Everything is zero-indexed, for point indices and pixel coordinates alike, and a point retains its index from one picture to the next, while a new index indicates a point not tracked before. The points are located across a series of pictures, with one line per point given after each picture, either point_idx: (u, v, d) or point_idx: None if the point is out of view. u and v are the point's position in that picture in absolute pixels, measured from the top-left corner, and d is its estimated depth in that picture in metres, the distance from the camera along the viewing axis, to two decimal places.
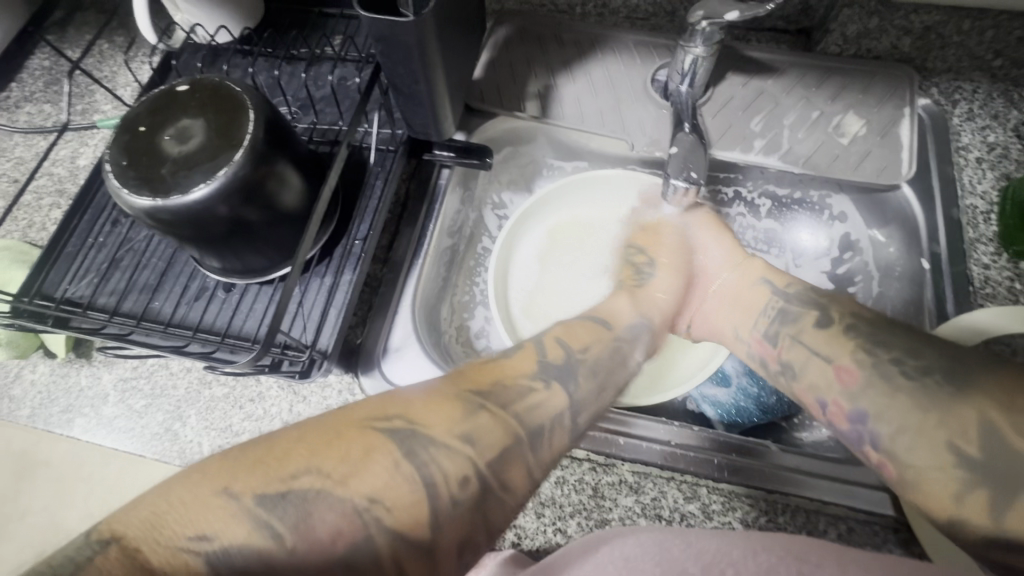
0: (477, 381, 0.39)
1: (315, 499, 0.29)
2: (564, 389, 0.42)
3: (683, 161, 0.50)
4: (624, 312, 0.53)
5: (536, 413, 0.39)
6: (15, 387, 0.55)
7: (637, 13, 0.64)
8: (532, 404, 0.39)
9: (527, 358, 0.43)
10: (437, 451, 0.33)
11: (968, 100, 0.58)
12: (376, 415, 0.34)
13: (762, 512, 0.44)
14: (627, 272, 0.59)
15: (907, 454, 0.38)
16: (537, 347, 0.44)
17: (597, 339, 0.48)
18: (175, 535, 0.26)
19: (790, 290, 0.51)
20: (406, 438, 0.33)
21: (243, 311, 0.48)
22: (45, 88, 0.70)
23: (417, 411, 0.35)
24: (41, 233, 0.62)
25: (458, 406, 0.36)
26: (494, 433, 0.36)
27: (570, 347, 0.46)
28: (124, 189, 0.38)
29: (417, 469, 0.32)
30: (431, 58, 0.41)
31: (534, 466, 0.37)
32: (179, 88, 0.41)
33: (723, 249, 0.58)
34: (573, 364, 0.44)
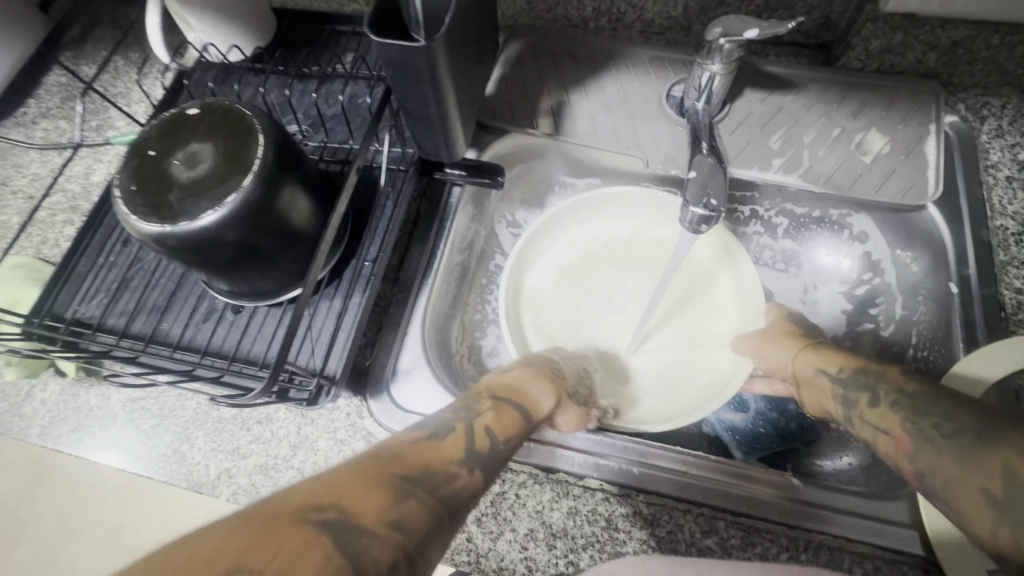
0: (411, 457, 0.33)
1: None
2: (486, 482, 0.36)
3: (702, 186, 0.45)
4: (545, 401, 0.44)
5: (457, 500, 0.33)
6: (26, 406, 0.54)
7: (651, 27, 0.63)
8: (452, 490, 0.33)
9: (455, 441, 0.37)
10: (369, 541, 0.27)
11: (997, 116, 0.56)
12: (305, 501, 0.28)
13: (784, 548, 0.42)
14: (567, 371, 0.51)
15: (960, 504, 0.34)
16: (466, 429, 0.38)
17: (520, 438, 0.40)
18: None
19: (842, 373, 0.45)
20: (341, 527, 0.27)
21: (251, 333, 0.47)
22: (61, 104, 0.71)
23: (348, 493, 0.29)
24: (54, 249, 0.63)
25: (390, 488, 0.30)
26: (426, 518, 0.30)
27: (501, 422, 0.40)
28: (132, 214, 0.37)
29: (351, 562, 0.26)
30: (442, 81, 0.40)
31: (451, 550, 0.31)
32: (189, 111, 0.40)
33: (779, 345, 0.51)
34: (496, 454, 0.38)
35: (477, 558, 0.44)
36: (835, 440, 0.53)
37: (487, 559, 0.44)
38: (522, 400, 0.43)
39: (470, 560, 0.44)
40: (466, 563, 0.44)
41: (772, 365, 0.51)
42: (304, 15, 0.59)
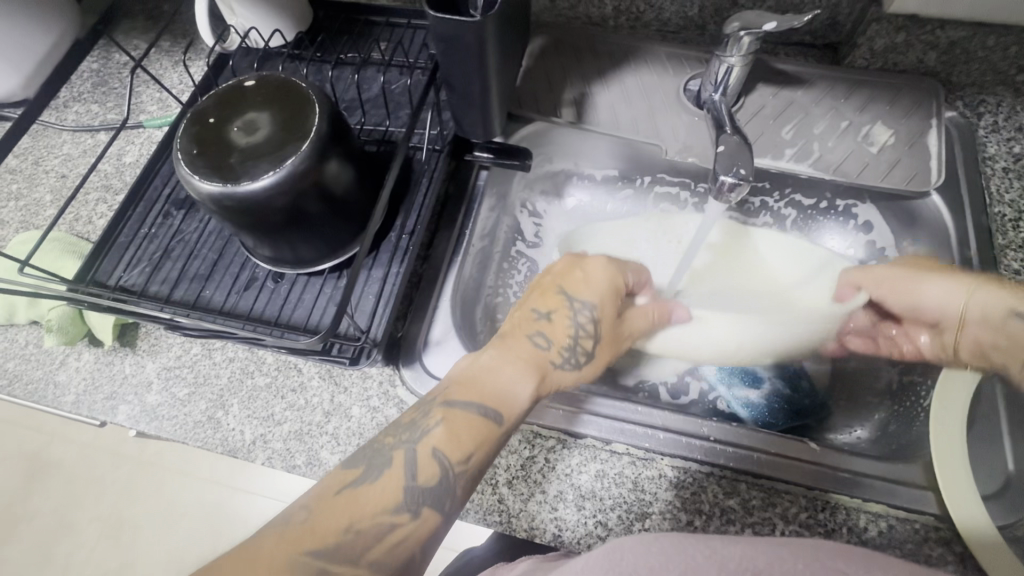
0: (349, 507, 0.36)
1: None
2: (438, 511, 0.37)
3: (730, 158, 0.48)
4: (519, 392, 0.42)
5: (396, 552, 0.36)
6: (61, 374, 0.56)
7: (668, 26, 0.67)
8: (391, 544, 0.36)
9: (393, 479, 0.38)
10: None
11: (993, 112, 0.60)
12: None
13: (802, 508, 0.45)
14: (557, 322, 0.47)
15: None
16: (407, 465, 0.38)
17: (483, 444, 0.39)
18: None
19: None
20: None
21: (292, 301, 0.49)
22: (94, 89, 0.73)
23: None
24: (87, 226, 0.64)
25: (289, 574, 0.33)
26: None
27: (454, 441, 0.39)
28: (195, 175, 0.40)
29: None
30: (487, 59, 0.42)
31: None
32: (246, 83, 0.43)
33: (937, 275, 0.51)
34: (451, 480, 0.38)
35: (509, 518, 0.46)
36: (843, 419, 0.55)
37: (519, 519, 0.46)
38: (488, 400, 0.41)
39: (502, 520, 0.46)
40: (498, 522, 0.46)
41: (931, 306, 0.51)
42: (340, 6, 0.62)
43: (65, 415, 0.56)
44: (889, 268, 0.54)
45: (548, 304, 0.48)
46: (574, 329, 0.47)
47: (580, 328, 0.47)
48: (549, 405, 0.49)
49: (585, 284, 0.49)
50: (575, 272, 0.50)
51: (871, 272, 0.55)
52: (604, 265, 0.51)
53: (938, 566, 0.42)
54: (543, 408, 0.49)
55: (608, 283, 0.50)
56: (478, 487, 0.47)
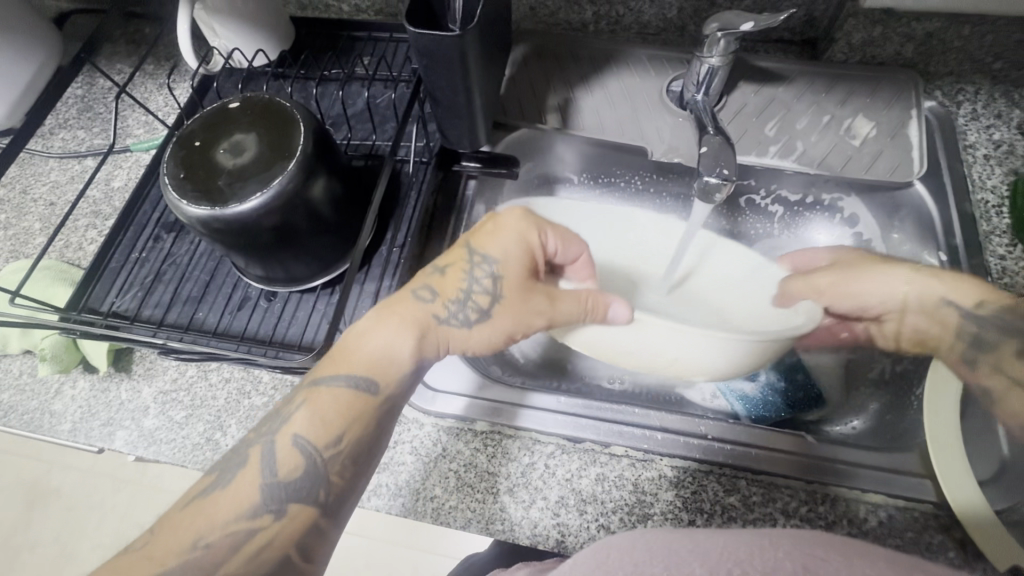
0: (196, 523, 0.37)
1: None
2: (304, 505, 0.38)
3: (714, 158, 0.47)
4: (399, 364, 0.42)
5: (266, 555, 0.37)
6: (56, 402, 0.55)
7: (648, 29, 0.67)
8: (251, 553, 0.37)
9: (247, 484, 0.38)
10: None
11: (971, 101, 0.61)
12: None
13: (803, 501, 0.45)
14: (454, 276, 0.44)
15: None
16: (265, 460, 0.39)
17: (353, 427, 0.40)
18: None
19: (985, 310, 0.45)
20: None
21: (286, 319, 0.49)
22: (79, 115, 0.73)
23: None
24: (77, 252, 0.63)
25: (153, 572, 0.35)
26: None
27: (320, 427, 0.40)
28: (183, 199, 0.40)
29: None
30: (472, 71, 0.43)
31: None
32: (230, 105, 0.43)
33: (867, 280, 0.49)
34: (320, 462, 0.39)
35: (511, 526, 0.46)
36: (843, 410, 0.55)
37: (521, 527, 0.46)
38: (357, 372, 0.41)
39: (504, 529, 0.46)
40: (501, 532, 0.46)
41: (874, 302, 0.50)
42: (322, 23, 0.62)
43: (63, 444, 0.56)
44: (824, 277, 0.50)
45: (447, 259, 0.45)
46: (469, 292, 0.43)
47: (475, 284, 0.43)
48: (548, 410, 0.49)
49: (495, 243, 0.44)
50: (486, 224, 0.45)
51: (816, 284, 0.51)
52: (524, 219, 0.45)
53: (939, 553, 0.42)
54: (539, 413, 0.50)
55: (520, 243, 0.44)
56: (479, 497, 0.47)
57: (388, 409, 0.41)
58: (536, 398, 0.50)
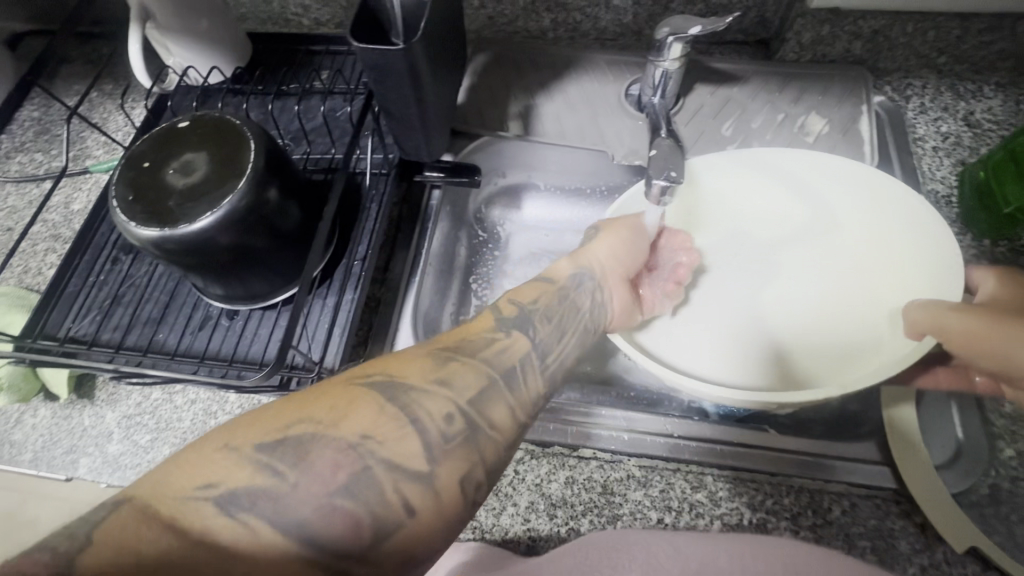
0: (395, 364, 0.34)
1: (311, 442, 0.29)
2: (527, 341, 0.39)
3: (664, 160, 0.48)
4: (564, 270, 0.47)
5: (488, 370, 0.36)
6: (18, 432, 0.54)
7: (606, 34, 0.68)
8: (486, 363, 0.36)
9: (469, 329, 0.39)
10: (393, 408, 0.32)
11: (919, 95, 0.63)
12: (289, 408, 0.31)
13: (768, 495, 0.46)
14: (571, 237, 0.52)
15: None
16: (490, 309, 0.42)
17: (546, 292, 0.44)
18: (183, 488, 0.27)
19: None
20: (311, 438, 0.29)
21: (248, 337, 0.49)
22: (36, 138, 0.72)
23: (310, 404, 0.31)
24: (37, 278, 0.62)
25: (360, 395, 0.32)
26: (452, 387, 0.34)
27: (536, 324, 0.41)
28: (131, 222, 0.39)
29: (396, 415, 0.31)
30: (421, 82, 0.43)
31: (505, 427, 0.34)
32: (180, 124, 0.43)
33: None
34: (535, 322, 0.41)
35: (483, 534, 0.46)
36: None
37: (492, 534, 0.46)
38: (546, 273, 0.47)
39: (476, 537, 0.46)
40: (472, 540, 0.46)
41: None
42: (279, 38, 0.62)
43: (25, 474, 0.54)
44: (968, 320, 0.40)
45: None
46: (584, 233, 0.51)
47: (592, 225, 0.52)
48: None
49: None
50: None
51: (943, 322, 0.41)
52: None
53: (902, 538, 0.43)
54: None
55: None
56: None
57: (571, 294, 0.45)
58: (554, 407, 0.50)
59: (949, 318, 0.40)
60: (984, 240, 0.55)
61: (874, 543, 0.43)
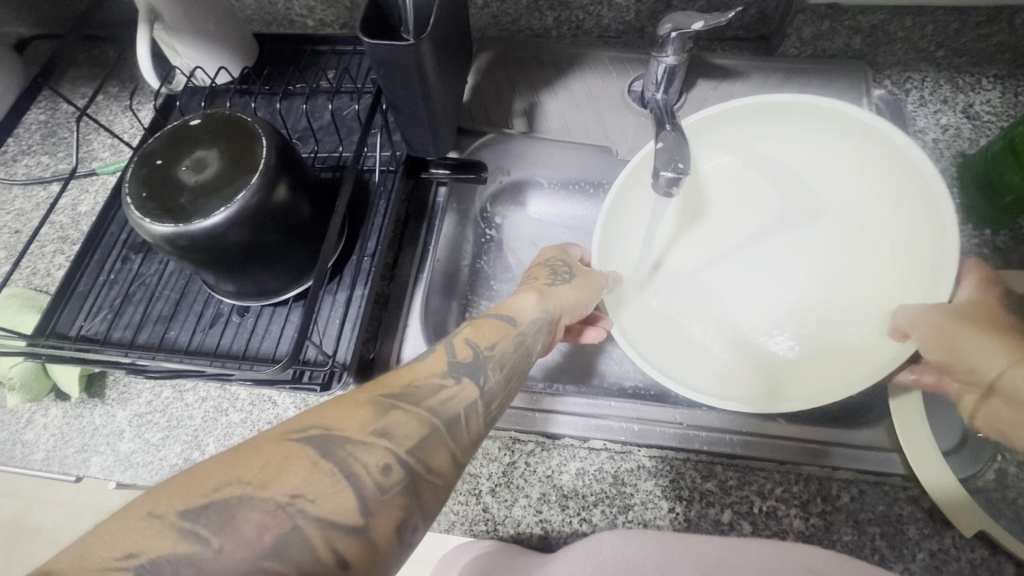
0: (333, 412, 0.31)
1: (238, 505, 0.26)
2: (474, 384, 0.36)
3: (671, 153, 0.48)
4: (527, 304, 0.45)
5: (451, 405, 0.34)
6: (28, 432, 0.55)
7: (609, 32, 0.69)
8: (444, 399, 0.34)
9: (435, 359, 0.37)
10: (352, 447, 0.30)
11: (918, 88, 0.64)
12: (285, 427, 0.30)
13: (777, 483, 0.46)
14: (542, 272, 0.51)
15: None
16: (446, 346, 0.39)
17: (503, 335, 0.41)
18: (102, 559, 0.24)
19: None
20: (241, 499, 0.26)
21: (260, 333, 0.49)
22: (42, 141, 0.72)
23: (244, 459, 0.28)
24: (45, 279, 0.62)
25: (295, 449, 0.29)
26: (411, 422, 0.32)
27: (488, 372, 0.38)
28: (145, 218, 0.40)
29: (336, 466, 0.29)
30: (429, 79, 0.44)
31: (459, 453, 0.33)
32: (192, 123, 0.43)
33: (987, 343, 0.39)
34: (484, 361, 0.38)
35: (496, 526, 0.46)
36: None
37: (505, 525, 0.46)
38: (503, 311, 0.44)
39: (488, 529, 0.46)
40: (485, 532, 0.46)
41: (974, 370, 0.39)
42: (285, 38, 0.63)
43: (36, 474, 0.55)
44: (933, 317, 0.42)
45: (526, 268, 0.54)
46: (556, 271, 0.51)
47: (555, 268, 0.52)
48: (524, 409, 0.50)
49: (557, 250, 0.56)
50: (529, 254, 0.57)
51: (912, 317, 0.43)
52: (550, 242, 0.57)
53: (910, 524, 0.44)
54: (517, 413, 0.50)
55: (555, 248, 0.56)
56: (462, 499, 0.47)
57: (528, 339, 0.42)
58: (555, 402, 0.51)
59: (922, 317, 0.43)
60: (984, 230, 0.56)
61: (883, 529, 0.44)
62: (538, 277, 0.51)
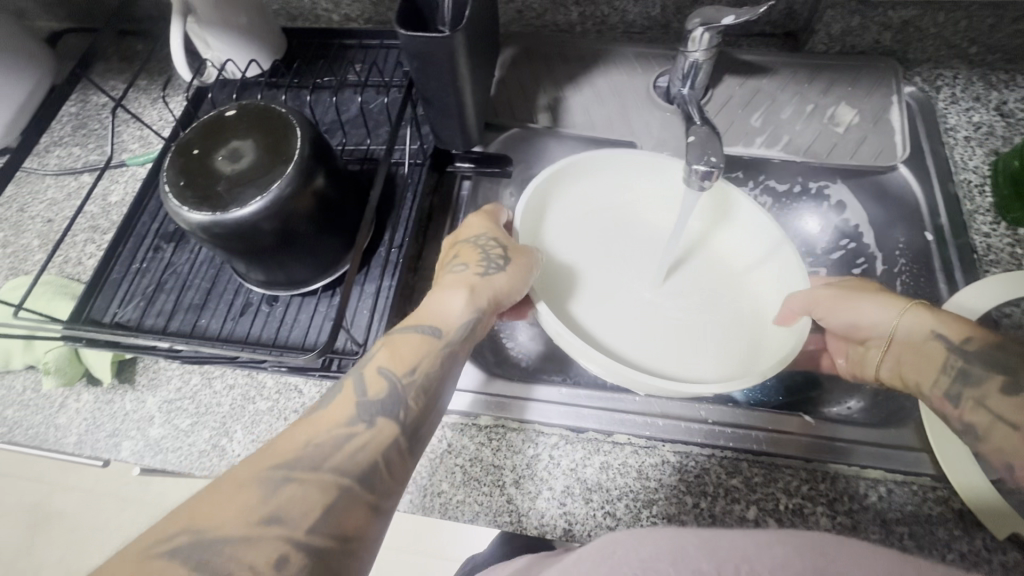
0: (213, 510, 0.31)
1: None
2: (388, 423, 0.37)
3: (703, 147, 0.48)
4: (455, 313, 0.44)
5: (355, 457, 0.35)
6: (61, 416, 0.56)
7: (633, 27, 0.69)
8: (348, 455, 0.35)
9: (342, 404, 0.38)
10: (235, 546, 0.30)
11: (950, 85, 0.63)
12: (157, 538, 0.30)
13: (804, 480, 0.46)
14: (471, 255, 0.47)
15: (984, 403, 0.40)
16: (354, 385, 0.39)
17: (425, 359, 0.41)
18: None
19: (971, 347, 0.42)
20: None
21: (288, 322, 0.50)
22: (73, 132, 0.74)
23: None
24: (77, 267, 0.64)
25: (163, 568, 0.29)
26: (309, 495, 0.33)
27: (403, 404, 0.39)
28: (183, 206, 0.40)
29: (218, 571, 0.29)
30: (462, 73, 0.44)
31: (372, 505, 0.35)
32: (227, 113, 0.44)
33: (870, 300, 0.46)
34: (399, 394, 0.39)
35: (521, 518, 0.46)
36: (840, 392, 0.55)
37: (529, 517, 0.46)
38: (425, 323, 0.44)
39: (512, 520, 0.46)
40: (509, 523, 0.46)
41: (868, 326, 0.45)
42: (313, 32, 0.63)
43: (68, 457, 0.56)
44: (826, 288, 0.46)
45: (452, 251, 0.49)
46: (486, 253, 0.47)
47: (486, 246, 0.48)
48: (545, 401, 0.50)
49: (489, 223, 0.50)
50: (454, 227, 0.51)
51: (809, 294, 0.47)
52: (477, 214, 0.51)
53: (939, 524, 0.43)
54: (542, 405, 0.50)
55: (485, 219, 0.51)
56: (486, 490, 0.48)
57: (451, 356, 0.43)
58: (540, 391, 0.51)
59: (817, 293, 0.47)
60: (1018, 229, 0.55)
61: (912, 529, 0.43)
62: (467, 262, 0.47)
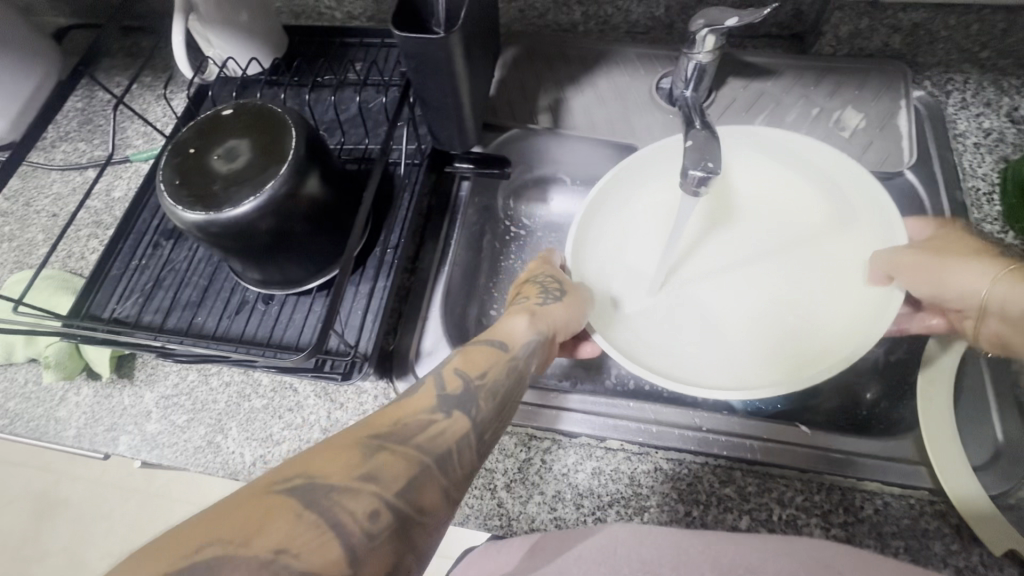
0: (317, 460, 0.30)
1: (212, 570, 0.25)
2: (466, 417, 0.36)
3: (700, 151, 0.47)
4: (519, 327, 0.44)
5: (439, 441, 0.34)
6: (61, 410, 0.56)
7: (637, 28, 0.68)
8: (430, 437, 0.34)
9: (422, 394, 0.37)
10: (339, 493, 0.29)
11: (961, 89, 0.61)
12: (272, 477, 0.29)
13: (798, 491, 0.45)
14: (532, 289, 0.50)
15: None
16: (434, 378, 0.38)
17: (495, 363, 0.40)
18: None
19: None
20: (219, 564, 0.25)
21: (283, 321, 0.50)
22: (79, 128, 0.74)
23: (225, 516, 0.27)
24: (80, 262, 0.64)
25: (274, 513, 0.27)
26: (401, 462, 0.31)
27: (479, 403, 0.37)
28: (178, 205, 0.41)
29: (321, 516, 0.28)
30: (459, 74, 0.44)
31: (449, 488, 0.33)
32: (224, 112, 0.44)
33: (961, 264, 0.45)
34: (473, 390, 0.38)
35: (512, 522, 0.46)
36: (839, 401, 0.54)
37: (519, 521, 0.46)
38: (499, 337, 0.43)
39: (502, 524, 0.46)
40: (499, 526, 0.46)
41: (957, 291, 0.45)
42: (315, 30, 0.64)
43: (68, 450, 0.56)
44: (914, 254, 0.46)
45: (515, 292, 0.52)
46: (546, 287, 0.50)
47: (545, 283, 0.50)
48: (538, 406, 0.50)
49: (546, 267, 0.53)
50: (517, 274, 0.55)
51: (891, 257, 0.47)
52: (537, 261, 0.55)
53: (935, 539, 0.43)
54: (576, 415, 0.50)
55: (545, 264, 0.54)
56: (477, 493, 0.48)
57: (519, 366, 0.41)
58: (568, 399, 0.50)
59: (899, 257, 0.46)
60: None
61: (908, 543, 0.43)
62: (528, 296, 0.49)
